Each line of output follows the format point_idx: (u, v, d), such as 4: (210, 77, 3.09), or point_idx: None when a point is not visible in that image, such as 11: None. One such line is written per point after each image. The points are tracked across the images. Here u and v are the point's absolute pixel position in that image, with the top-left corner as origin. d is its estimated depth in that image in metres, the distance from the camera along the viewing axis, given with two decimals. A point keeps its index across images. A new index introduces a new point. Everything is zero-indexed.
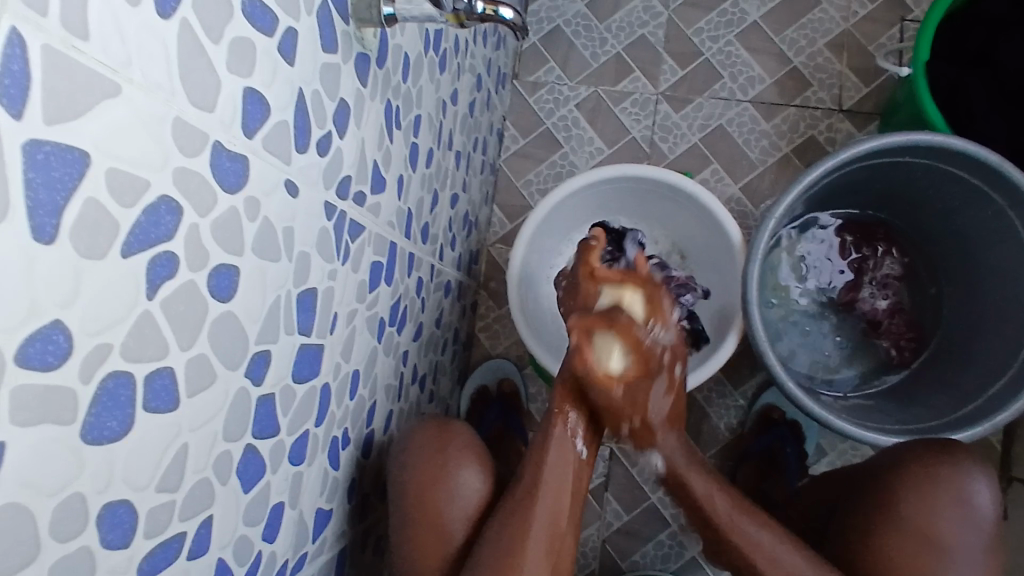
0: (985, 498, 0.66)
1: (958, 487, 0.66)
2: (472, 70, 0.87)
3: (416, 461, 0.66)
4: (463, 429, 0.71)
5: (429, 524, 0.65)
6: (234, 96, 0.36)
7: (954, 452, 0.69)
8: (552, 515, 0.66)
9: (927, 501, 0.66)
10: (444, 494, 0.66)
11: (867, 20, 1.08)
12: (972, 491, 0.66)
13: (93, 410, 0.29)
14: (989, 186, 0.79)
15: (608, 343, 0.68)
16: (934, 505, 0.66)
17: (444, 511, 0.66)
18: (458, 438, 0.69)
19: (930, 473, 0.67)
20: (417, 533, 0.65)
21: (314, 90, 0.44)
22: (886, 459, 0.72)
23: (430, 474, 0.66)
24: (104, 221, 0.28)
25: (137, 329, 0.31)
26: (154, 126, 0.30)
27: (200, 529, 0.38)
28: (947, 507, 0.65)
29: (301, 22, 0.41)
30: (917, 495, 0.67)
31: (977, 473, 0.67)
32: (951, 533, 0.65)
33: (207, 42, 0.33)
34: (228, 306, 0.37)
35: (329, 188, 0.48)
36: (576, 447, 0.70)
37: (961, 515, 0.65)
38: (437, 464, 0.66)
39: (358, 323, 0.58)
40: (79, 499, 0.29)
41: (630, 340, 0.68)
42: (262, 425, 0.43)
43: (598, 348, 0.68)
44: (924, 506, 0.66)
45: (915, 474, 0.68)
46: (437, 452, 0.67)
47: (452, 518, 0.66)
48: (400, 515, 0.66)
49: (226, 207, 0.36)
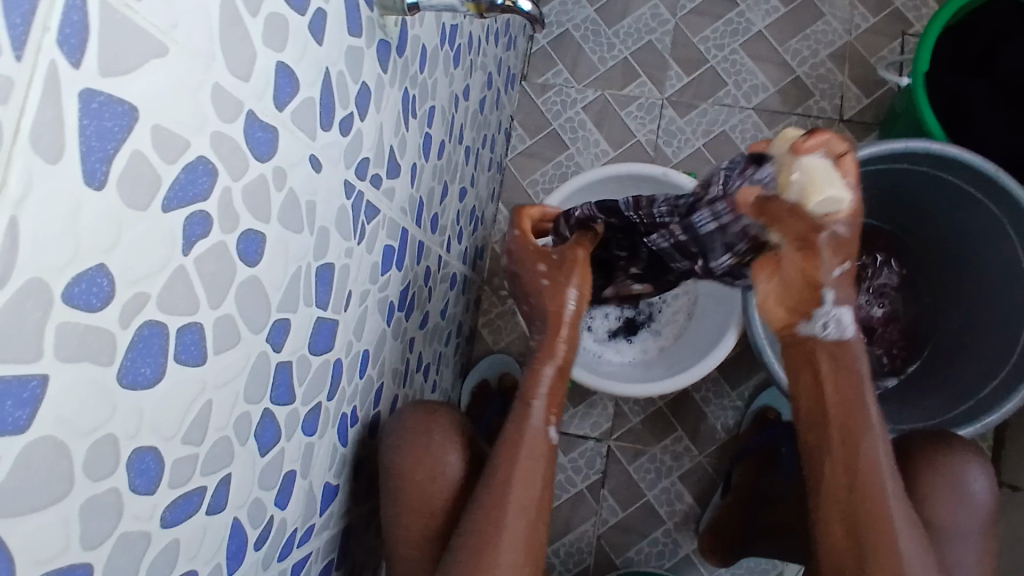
0: (982, 487, 0.68)
1: (956, 477, 0.68)
2: (483, 67, 0.89)
3: (402, 445, 0.66)
4: (449, 415, 0.71)
5: (413, 504, 0.67)
6: (266, 70, 0.37)
7: (955, 445, 0.70)
8: (524, 506, 0.66)
9: (931, 492, 0.68)
10: (425, 478, 0.67)
11: (869, 33, 1.11)
12: (970, 481, 0.68)
13: (128, 355, 0.31)
14: (987, 195, 0.81)
15: (835, 176, 0.59)
16: (934, 494, 0.68)
17: (428, 495, 0.68)
18: (444, 419, 0.70)
19: (932, 464, 0.69)
20: (403, 513, 0.67)
21: (339, 71, 0.46)
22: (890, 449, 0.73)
23: (414, 458, 0.66)
24: (147, 175, 0.30)
25: (171, 283, 0.32)
26: (194, 90, 0.32)
27: (219, 487, 0.40)
28: (945, 495, 0.68)
29: (329, 5, 0.43)
30: (918, 484, 0.69)
31: (975, 463, 0.69)
32: (952, 520, 0.67)
33: (246, 15, 0.35)
34: (253, 270, 0.39)
35: (349, 167, 0.50)
36: (549, 436, 0.70)
37: (959, 504, 0.67)
38: (421, 449, 0.66)
39: (370, 303, 0.59)
40: (110, 440, 0.31)
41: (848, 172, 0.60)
42: (279, 392, 0.45)
43: (817, 172, 0.58)
44: (925, 495, 0.68)
45: (918, 464, 0.69)
46: (422, 437, 0.67)
47: (434, 500, 0.68)
48: (387, 498, 0.66)
49: (256, 174, 0.38)
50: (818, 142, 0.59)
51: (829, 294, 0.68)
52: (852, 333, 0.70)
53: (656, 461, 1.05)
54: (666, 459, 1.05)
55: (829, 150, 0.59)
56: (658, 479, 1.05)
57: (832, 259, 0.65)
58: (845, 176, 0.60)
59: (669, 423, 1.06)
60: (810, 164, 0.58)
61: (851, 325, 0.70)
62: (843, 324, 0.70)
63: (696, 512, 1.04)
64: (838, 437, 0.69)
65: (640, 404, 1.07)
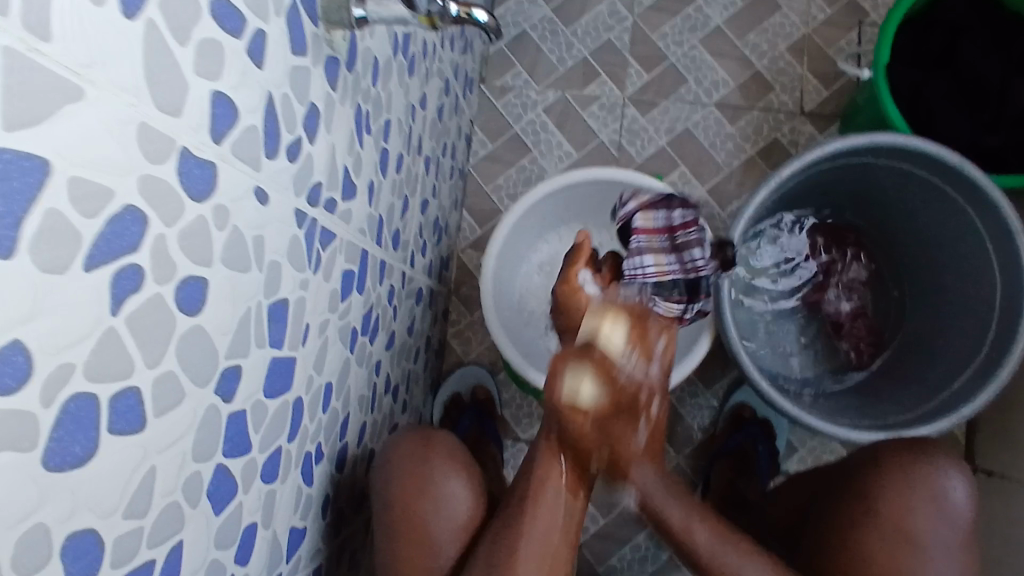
0: (961, 493, 0.65)
1: (933, 480, 0.65)
2: (440, 74, 0.86)
3: (396, 473, 0.65)
4: (449, 438, 0.69)
5: (411, 537, 0.63)
6: (202, 101, 0.34)
7: (929, 449, 0.67)
8: (554, 500, 0.67)
9: (905, 500, 0.64)
10: (428, 507, 0.64)
11: (826, 24, 1.10)
12: (947, 486, 0.64)
13: (55, 434, 0.27)
14: (951, 186, 0.81)
15: (582, 378, 0.66)
16: (909, 498, 0.64)
17: (428, 527, 0.64)
18: (439, 445, 0.67)
19: (908, 469, 0.66)
20: (405, 547, 0.63)
21: (284, 94, 0.43)
22: (859, 457, 0.70)
23: (411, 488, 0.64)
24: (66, 235, 0.26)
25: (100, 347, 0.29)
26: (118, 133, 0.29)
27: (170, 556, 0.37)
28: (924, 501, 0.64)
29: (270, 24, 0.40)
30: (896, 488, 0.65)
31: (949, 466, 0.66)
32: (928, 525, 0.63)
33: (175, 44, 0.31)
34: (196, 319, 0.36)
35: (300, 195, 0.47)
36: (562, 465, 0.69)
37: (936, 508, 0.64)
38: (421, 476, 0.65)
39: (331, 333, 0.56)
40: (42, 529, 0.28)
41: (602, 374, 0.65)
42: (233, 444, 0.41)
43: (568, 382, 0.66)
44: (901, 501, 0.64)
45: (892, 469, 0.66)
46: (419, 464, 0.65)
47: (440, 529, 0.64)
48: (388, 531, 0.64)
49: (193, 217, 0.34)
50: (568, 355, 0.67)
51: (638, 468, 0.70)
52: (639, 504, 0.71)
53: None
54: None
55: (578, 362, 0.66)
56: None
57: (620, 438, 0.68)
58: (600, 379, 0.66)
59: None
60: (557, 380, 0.68)
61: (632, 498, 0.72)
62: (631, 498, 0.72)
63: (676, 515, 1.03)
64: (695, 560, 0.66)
65: None
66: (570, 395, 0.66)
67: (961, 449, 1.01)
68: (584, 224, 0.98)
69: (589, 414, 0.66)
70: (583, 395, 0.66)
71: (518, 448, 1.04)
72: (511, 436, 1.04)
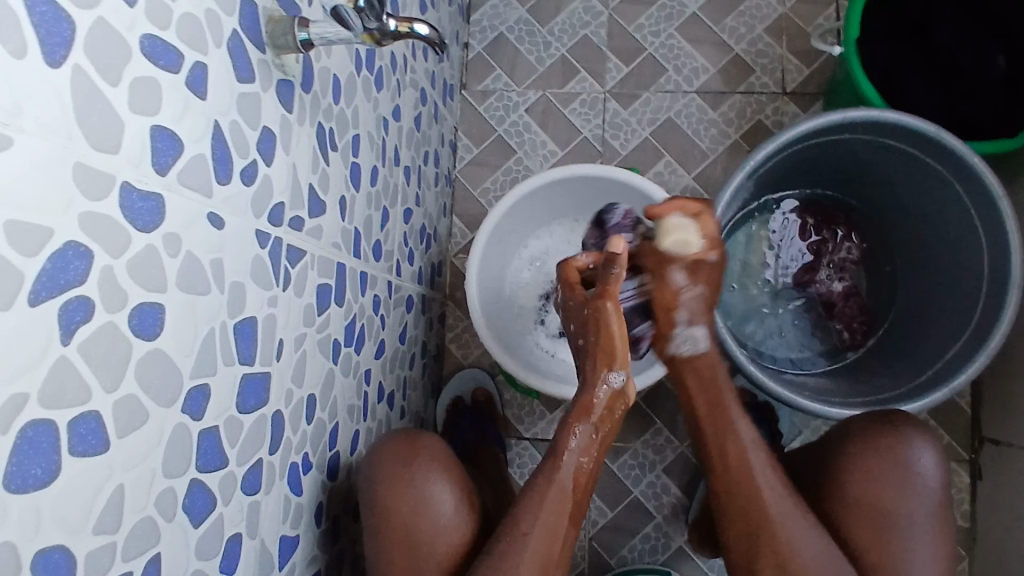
0: (930, 464, 0.66)
1: (900, 455, 0.66)
2: (414, 84, 0.88)
3: (379, 477, 0.66)
4: (433, 440, 0.70)
5: (398, 539, 0.65)
6: (140, 136, 0.36)
7: (895, 421, 0.69)
8: (559, 495, 0.66)
9: (872, 475, 0.66)
10: (410, 510, 0.65)
11: (803, 2, 1.10)
12: (913, 457, 0.66)
13: (13, 458, 0.29)
14: (929, 155, 0.80)
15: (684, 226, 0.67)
16: (878, 474, 0.66)
17: (411, 530, 0.65)
18: (424, 448, 0.69)
19: (875, 445, 0.67)
20: (394, 551, 0.65)
21: (232, 121, 0.45)
22: (831, 439, 0.72)
23: (395, 492, 0.65)
24: (8, 272, 0.28)
25: (53, 375, 0.31)
26: (52, 176, 0.30)
27: (148, 568, 0.39)
28: (891, 475, 0.66)
29: (210, 56, 0.42)
30: (863, 465, 0.67)
31: (914, 437, 0.67)
32: (898, 499, 0.65)
33: (105, 84, 0.33)
34: (154, 343, 0.38)
35: (259, 216, 0.49)
36: (563, 477, 0.67)
37: (905, 481, 0.65)
38: (403, 481, 0.66)
39: (309, 346, 0.58)
40: (8, 547, 0.30)
41: (704, 231, 0.68)
42: (206, 459, 0.43)
43: (670, 229, 0.68)
44: (869, 478, 0.66)
45: (859, 448, 0.68)
46: (402, 470, 0.66)
47: (423, 531, 0.65)
48: (376, 538, 0.66)
49: (142, 246, 0.36)
50: (675, 202, 0.68)
51: (681, 315, 0.70)
52: (705, 347, 0.71)
53: (638, 457, 1.05)
54: (648, 453, 1.05)
55: (688, 216, 0.68)
56: (643, 474, 1.04)
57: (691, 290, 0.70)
58: (701, 231, 0.68)
59: (647, 418, 1.05)
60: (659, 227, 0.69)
61: (702, 340, 0.71)
62: (698, 340, 0.71)
63: (684, 503, 1.03)
64: (721, 444, 0.70)
65: None
66: (669, 232, 0.68)
67: (968, 419, 0.99)
68: (575, 221, 0.99)
69: (686, 255, 0.68)
70: (689, 246, 0.68)
71: (522, 446, 1.05)
72: (514, 435, 1.05)
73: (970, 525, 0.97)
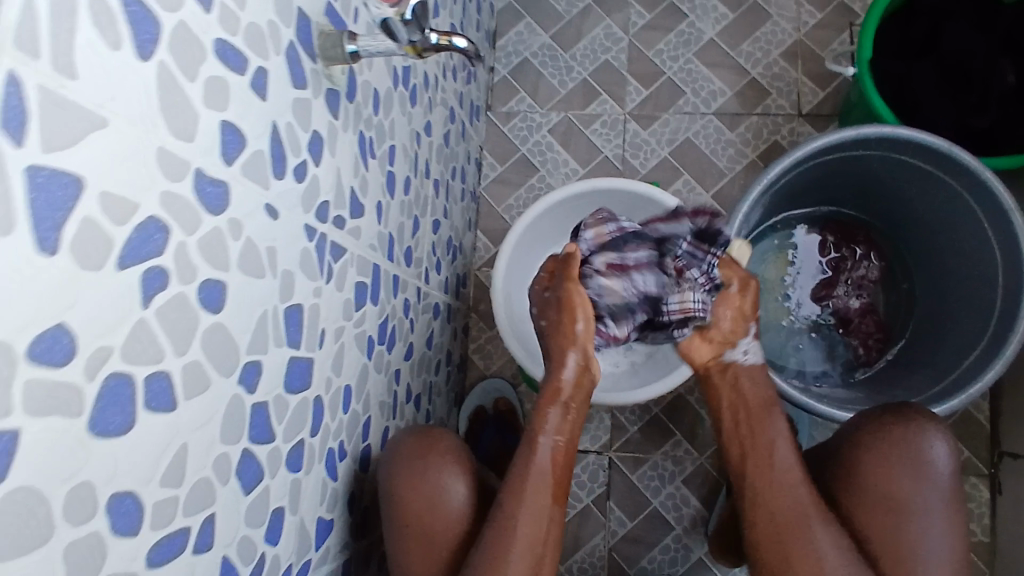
0: (943, 455, 0.68)
1: (913, 448, 0.68)
2: (444, 103, 0.92)
3: (399, 474, 0.67)
4: (446, 438, 0.72)
5: (416, 531, 0.67)
6: (212, 128, 0.40)
7: (911, 414, 0.70)
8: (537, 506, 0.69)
9: (888, 468, 0.68)
10: (426, 503, 0.67)
11: (817, 28, 1.14)
12: (928, 448, 0.68)
13: (98, 404, 0.33)
14: (944, 171, 0.83)
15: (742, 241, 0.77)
16: (892, 467, 0.68)
17: (429, 521, 0.68)
18: (442, 447, 0.70)
19: (888, 439, 0.69)
20: (408, 543, 0.67)
21: (287, 122, 0.49)
22: (845, 429, 0.73)
23: (409, 485, 0.67)
24: (100, 238, 0.32)
25: (134, 335, 0.35)
26: (140, 156, 0.34)
27: (204, 526, 0.42)
28: (905, 466, 0.67)
29: (270, 62, 0.46)
30: (877, 459, 0.68)
31: (931, 430, 0.69)
32: (914, 491, 0.67)
33: (184, 80, 0.38)
34: (217, 316, 0.41)
35: (308, 211, 0.53)
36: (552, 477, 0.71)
37: (920, 472, 0.67)
38: (418, 477, 0.67)
39: (346, 339, 0.61)
40: (88, 487, 0.33)
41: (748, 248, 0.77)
42: (257, 431, 0.46)
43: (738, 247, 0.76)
44: (884, 469, 0.68)
45: (872, 436, 0.70)
46: (418, 466, 0.68)
47: (438, 522, 0.68)
48: (391, 525, 0.67)
49: (210, 227, 0.40)
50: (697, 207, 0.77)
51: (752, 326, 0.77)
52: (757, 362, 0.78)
53: (658, 468, 1.06)
54: (668, 465, 1.06)
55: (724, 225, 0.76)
56: (662, 485, 1.05)
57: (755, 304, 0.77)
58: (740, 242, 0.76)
59: (666, 429, 1.07)
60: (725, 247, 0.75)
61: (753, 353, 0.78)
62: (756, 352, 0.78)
63: (704, 515, 1.04)
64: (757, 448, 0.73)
65: (635, 413, 1.07)
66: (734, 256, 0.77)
67: (987, 433, 1.00)
68: None
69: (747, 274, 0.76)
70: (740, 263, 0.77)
71: None
72: None
73: (991, 539, 0.97)
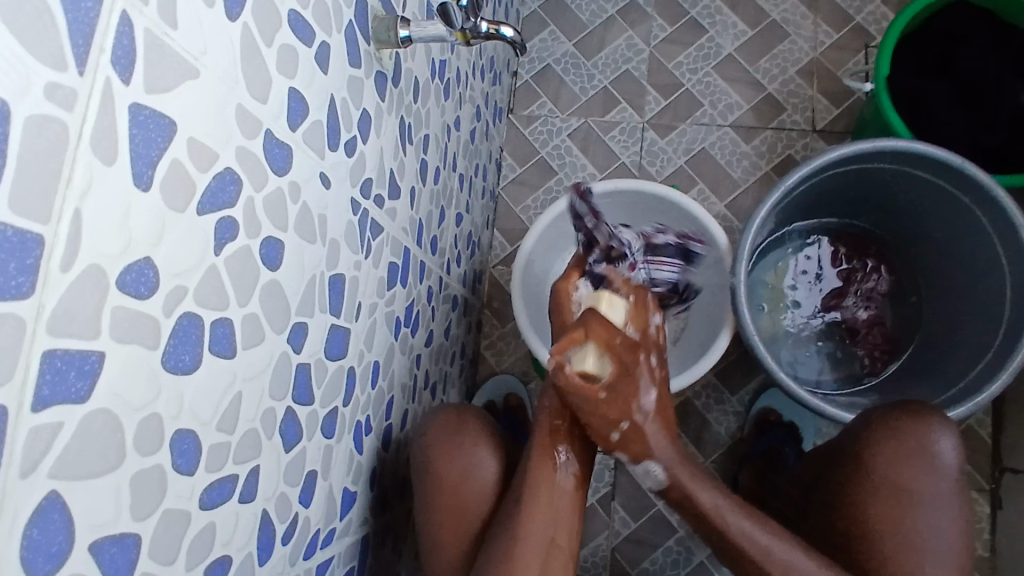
0: (949, 450, 0.70)
1: (922, 439, 0.71)
2: (471, 101, 0.95)
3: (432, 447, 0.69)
4: (478, 415, 0.74)
5: (445, 505, 0.69)
6: (281, 94, 0.42)
7: (920, 410, 0.73)
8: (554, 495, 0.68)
9: (899, 458, 0.70)
10: (456, 478, 0.69)
11: (833, 48, 1.18)
12: (935, 442, 0.70)
13: (171, 341, 0.34)
14: (956, 187, 0.86)
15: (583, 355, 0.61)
16: (904, 455, 0.70)
17: (459, 496, 0.69)
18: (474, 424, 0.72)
19: (897, 431, 0.72)
20: (439, 517, 0.69)
21: (343, 98, 0.51)
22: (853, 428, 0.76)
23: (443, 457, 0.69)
24: (185, 181, 0.34)
25: (206, 278, 0.36)
26: (222, 110, 0.36)
27: (249, 477, 0.43)
28: (915, 455, 0.70)
29: (332, 38, 0.48)
30: (888, 450, 0.71)
31: (942, 428, 0.72)
32: (925, 481, 0.69)
33: (262, 44, 0.39)
34: (275, 273, 0.43)
35: (354, 185, 0.54)
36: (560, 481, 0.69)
37: (928, 462, 0.70)
38: (451, 451, 0.70)
39: (378, 316, 0.63)
40: (156, 420, 0.34)
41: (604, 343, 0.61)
42: (300, 392, 0.48)
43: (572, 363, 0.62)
44: (893, 457, 0.70)
45: (882, 431, 0.72)
46: (451, 441, 0.70)
47: (470, 496, 0.70)
48: (425, 497, 0.70)
49: (274, 187, 0.42)
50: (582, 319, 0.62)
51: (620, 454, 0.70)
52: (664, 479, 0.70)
53: None
54: None
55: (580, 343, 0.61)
56: None
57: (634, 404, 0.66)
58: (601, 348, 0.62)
59: None
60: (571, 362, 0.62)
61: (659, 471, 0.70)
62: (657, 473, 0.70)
63: None
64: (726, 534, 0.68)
65: None
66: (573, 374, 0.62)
67: (989, 450, 1.02)
68: None
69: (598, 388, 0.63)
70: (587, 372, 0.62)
71: None
72: None
73: (990, 554, 0.98)
